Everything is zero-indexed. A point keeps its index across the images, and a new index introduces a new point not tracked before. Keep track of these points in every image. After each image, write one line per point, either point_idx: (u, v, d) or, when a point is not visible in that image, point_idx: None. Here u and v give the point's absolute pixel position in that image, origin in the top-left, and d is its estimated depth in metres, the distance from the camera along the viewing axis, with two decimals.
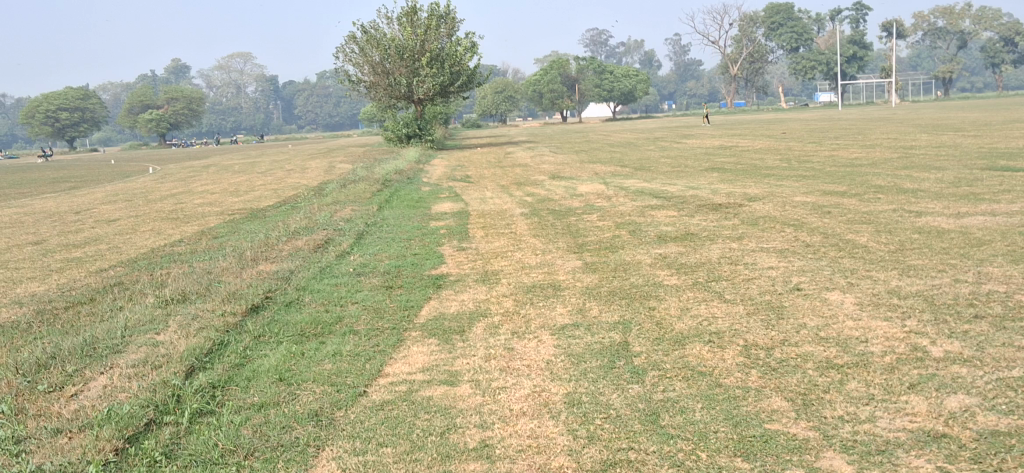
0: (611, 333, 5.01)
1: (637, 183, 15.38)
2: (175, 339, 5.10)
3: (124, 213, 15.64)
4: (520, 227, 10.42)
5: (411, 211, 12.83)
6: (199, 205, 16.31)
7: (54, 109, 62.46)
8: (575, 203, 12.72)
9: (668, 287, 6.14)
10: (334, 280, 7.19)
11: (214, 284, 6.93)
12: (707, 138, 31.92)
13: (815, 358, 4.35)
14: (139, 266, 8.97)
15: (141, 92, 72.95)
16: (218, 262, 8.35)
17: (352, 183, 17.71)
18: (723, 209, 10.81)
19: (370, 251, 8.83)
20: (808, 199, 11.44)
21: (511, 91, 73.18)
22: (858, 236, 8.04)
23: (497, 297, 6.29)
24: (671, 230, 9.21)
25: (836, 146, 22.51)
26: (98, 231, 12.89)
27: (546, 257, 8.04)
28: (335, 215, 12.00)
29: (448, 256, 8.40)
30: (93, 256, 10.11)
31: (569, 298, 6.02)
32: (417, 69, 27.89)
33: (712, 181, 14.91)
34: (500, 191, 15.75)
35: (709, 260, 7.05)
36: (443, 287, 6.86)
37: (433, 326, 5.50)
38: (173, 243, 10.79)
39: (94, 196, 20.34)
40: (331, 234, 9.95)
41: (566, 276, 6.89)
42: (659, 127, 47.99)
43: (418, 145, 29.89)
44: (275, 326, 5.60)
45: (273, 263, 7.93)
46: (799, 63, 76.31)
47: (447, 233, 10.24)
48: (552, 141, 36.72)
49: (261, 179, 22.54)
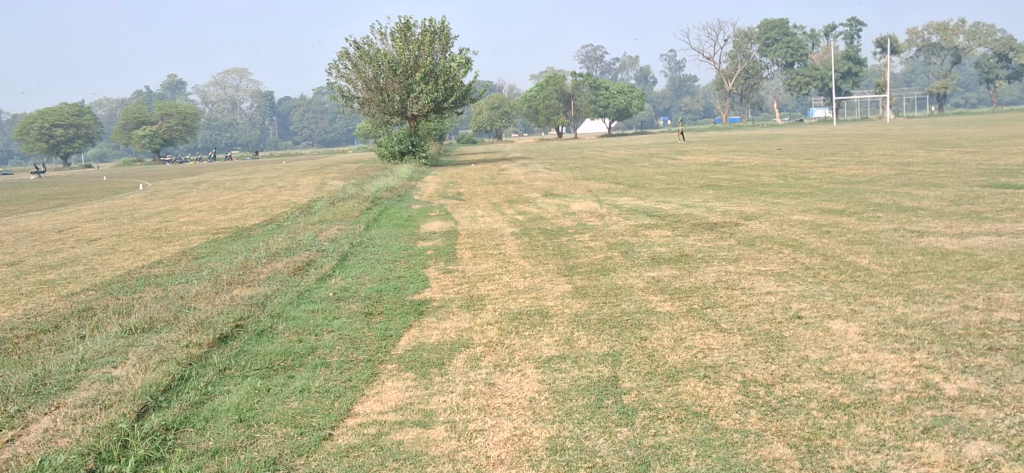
0: (599, 367, 4.67)
1: (632, 201, 15.10)
2: (132, 374, 4.76)
3: (107, 232, 15.30)
4: (510, 248, 10.10)
5: (399, 230, 12.50)
6: (185, 224, 15.98)
7: (48, 126, 62.21)
8: (568, 222, 12.41)
9: (661, 314, 5.80)
10: (311, 306, 6.85)
11: (184, 311, 6.59)
12: (702, 154, 31.67)
13: (820, 396, 4.02)
14: (113, 289, 8.63)
15: (136, 108, 72.59)
16: (192, 286, 8.01)
17: (341, 201, 17.39)
18: (719, 228, 10.51)
19: (352, 274, 8.50)
20: (807, 217, 11.15)
21: (506, 106, 73.02)
22: (859, 257, 7.74)
23: (481, 325, 5.96)
24: (665, 250, 8.90)
25: (833, 162, 22.28)
26: (77, 251, 12.55)
27: (534, 280, 7.71)
28: (320, 235, 11.67)
29: (432, 279, 8.07)
30: (68, 278, 9.78)
31: (556, 327, 5.68)
32: (410, 85, 27.63)
33: (708, 199, 14.61)
34: (491, 209, 15.44)
35: (705, 283, 6.72)
36: (425, 313, 6.53)
37: (410, 358, 5.16)
38: (152, 264, 10.45)
39: (80, 214, 19.99)
40: (314, 255, 9.62)
41: (554, 302, 6.56)
42: (655, 143, 47.78)
43: (412, 161, 29.58)
44: (243, 358, 5.26)
45: (249, 288, 7.60)
46: (795, 78, 76.27)
47: (434, 253, 9.92)
48: (546, 158, 36.50)
49: (251, 197, 22.20)
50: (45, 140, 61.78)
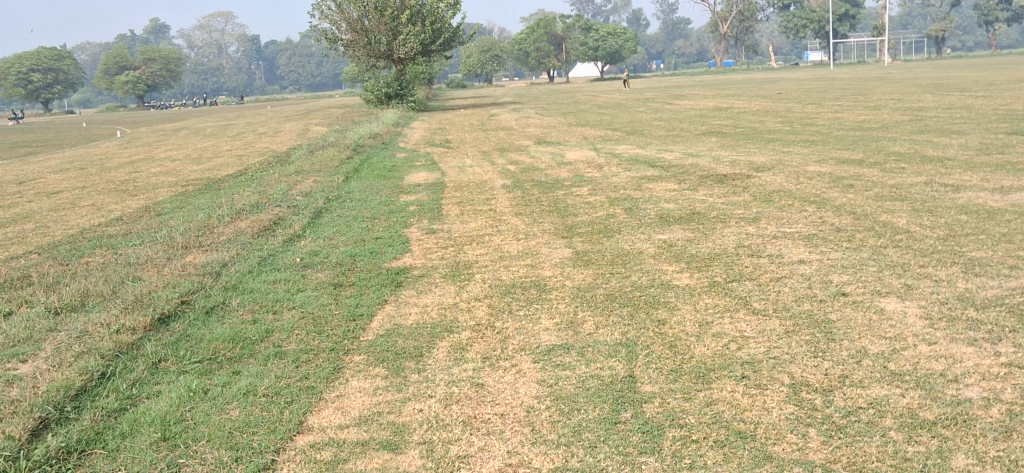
0: (610, 362, 3.82)
1: (631, 150, 14.17)
2: (40, 372, 3.89)
3: (71, 184, 14.29)
4: (501, 203, 9.20)
5: (381, 183, 11.57)
6: (154, 174, 14.99)
7: (26, 71, 60.49)
8: (563, 174, 11.51)
9: (678, 289, 4.94)
10: (274, 276, 5.98)
11: (124, 284, 5.68)
12: (698, 99, 30.65)
13: (893, 408, 3.17)
14: (58, 252, 7.71)
15: (117, 53, 70.76)
16: (144, 250, 7.11)
17: (322, 149, 16.38)
18: (729, 181, 9.67)
19: (325, 235, 7.58)
20: (824, 169, 10.27)
21: (497, 50, 71.60)
22: (894, 216, 6.87)
23: (467, 302, 5.09)
24: (674, 208, 8.02)
25: (838, 107, 21.33)
26: (32, 206, 11.58)
27: (528, 243, 6.84)
28: (295, 187, 10.75)
29: (415, 241, 7.20)
30: (13, 238, 8.84)
31: (557, 306, 4.82)
32: (398, 27, 26.49)
33: (712, 147, 13.75)
34: (481, 159, 14.48)
35: (726, 250, 5.85)
36: (403, 285, 5.65)
37: (383, 347, 4.28)
38: (108, 221, 9.53)
39: (48, 164, 18.97)
40: (285, 212, 8.69)
41: (552, 272, 5.70)
42: (647, 87, 46.65)
43: (400, 107, 28.49)
44: (183, 346, 4.38)
45: (207, 253, 6.70)
46: (790, 22, 75.06)
47: (417, 209, 9.02)
48: (537, 102, 35.47)
49: (229, 145, 21.19)
50: (24, 86, 60.08)
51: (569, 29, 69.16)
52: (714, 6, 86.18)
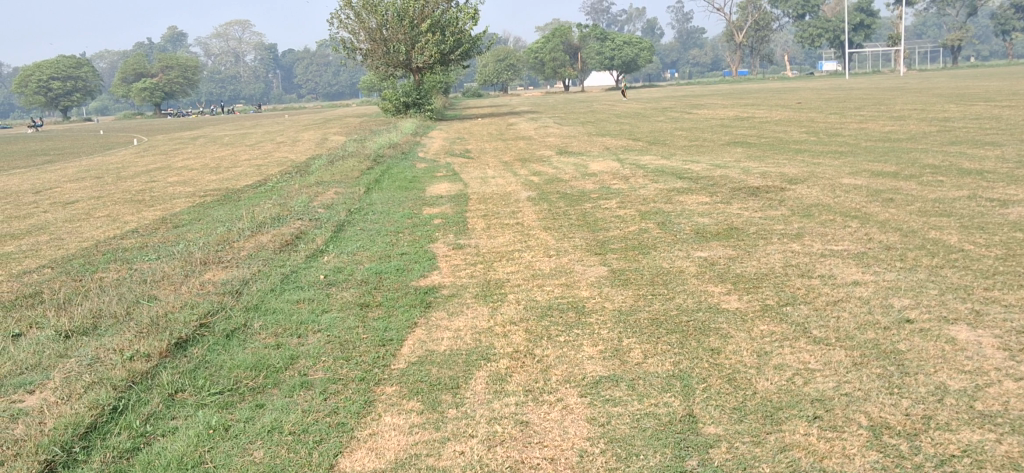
0: (667, 399, 3.51)
1: (656, 160, 13.87)
2: (48, 406, 3.62)
3: (87, 194, 14.09)
4: (527, 216, 8.91)
5: (402, 194, 11.30)
6: (171, 184, 14.78)
7: (46, 79, 60.77)
8: (589, 185, 11.21)
9: (729, 313, 4.63)
10: (296, 295, 5.70)
11: (140, 304, 5.42)
12: (718, 108, 30.31)
13: (990, 457, 2.85)
14: (71, 267, 7.47)
15: (135, 61, 70.97)
16: (161, 266, 6.85)
17: (341, 159, 16.15)
18: (763, 194, 9.36)
19: (347, 251, 7.31)
20: (860, 181, 9.94)
21: (513, 59, 71.42)
22: (944, 233, 6.54)
23: (503, 326, 4.79)
24: (709, 222, 7.71)
25: (863, 117, 20.96)
26: (47, 217, 11.37)
27: (561, 260, 6.54)
28: (315, 199, 10.50)
29: (442, 258, 6.91)
30: (26, 252, 8.61)
31: (600, 331, 4.51)
32: (416, 36, 26.30)
33: (739, 158, 13.44)
34: (502, 169, 14.21)
35: (772, 270, 5.54)
36: (433, 306, 5.36)
37: (416, 377, 4.00)
38: (124, 234, 9.29)
39: (65, 172, 18.83)
40: (306, 226, 8.43)
41: (590, 292, 5.39)
42: (665, 96, 46.35)
43: (417, 116, 28.29)
44: (202, 375, 4.11)
45: (227, 269, 6.44)
46: (806, 30, 74.63)
47: (442, 223, 8.74)
48: (554, 112, 35.20)
49: (247, 154, 21.01)
50: (43, 94, 60.36)
51: (584, 38, 68.96)
52: (730, 15, 85.83)
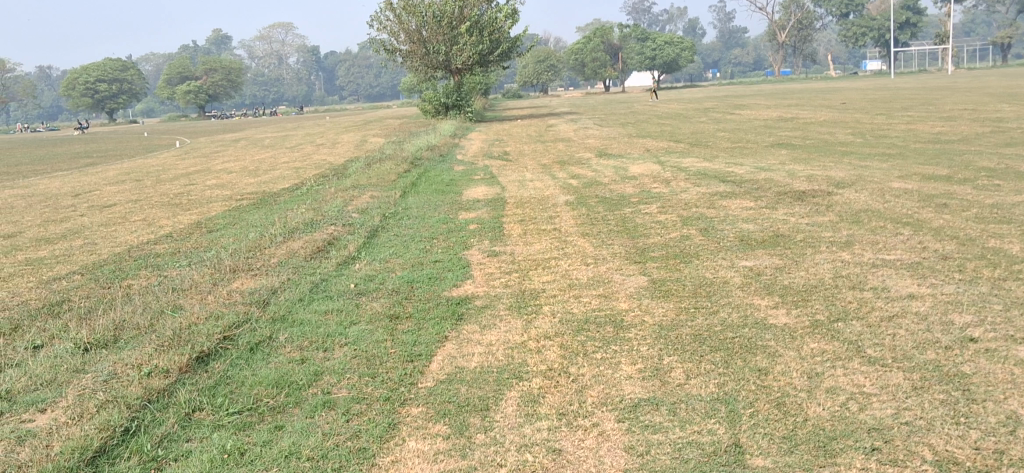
0: (712, 426, 3.27)
1: (697, 163, 13.56)
2: (59, 429, 3.47)
3: (125, 197, 14.11)
4: (565, 222, 8.68)
5: (438, 198, 11.13)
6: (209, 187, 14.76)
7: (93, 81, 61.70)
8: (629, 189, 10.95)
9: (777, 330, 4.36)
10: (324, 306, 5.52)
11: (165, 315, 5.28)
12: (761, 109, 29.81)
13: None
14: (101, 273, 7.38)
15: (179, 64, 71.77)
16: (191, 273, 6.73)
17: (378, 162, 16.03)
18: (810, 198, 9.04)
19: (379, 258, 7.13)
20: (911, 185, 9.58)
21: (553, 59, 71.14)
22: (1004, 242, 6.19)
23: (537, 341, 4.56)
24: (754, 229, 7.42)
25: (911, 118, 20.41)
26: (84, 221, 11.36)
27: (598, 269, 6.30)
28: (350, 203, 10.37)
29: (476, 265, 6.71)
30: (59, 256, 8.56)
31: (639, 348, 4.27)
32: (455, 37, 26.15)
33: (784, 160, 13.09)
34: (541, 172, 13.98)
35: (822, 282, 5.26)
36: (465, 318, 5.15)
37: (444, 397, 3.79)
38: (157, 239, 9.22)
39: (106, 175, 18.95)
40: (339, 231, 8.27)
41: (628, 305, 5.15)
42: (707, 97, 45.76)
43: (456, 117, 28.16)
44: (221, 392, 3.94)
45: (255, 278, 6.29)
46: (851, 29, 73.47)
47: (477, 228, 8.54)
48: (595, 113, 34.86)
49: (286, 156, 21.00)
50: (90, 96, 61.30)
51: (625, 39, 68.49)
52: (773, 14, 84.80)
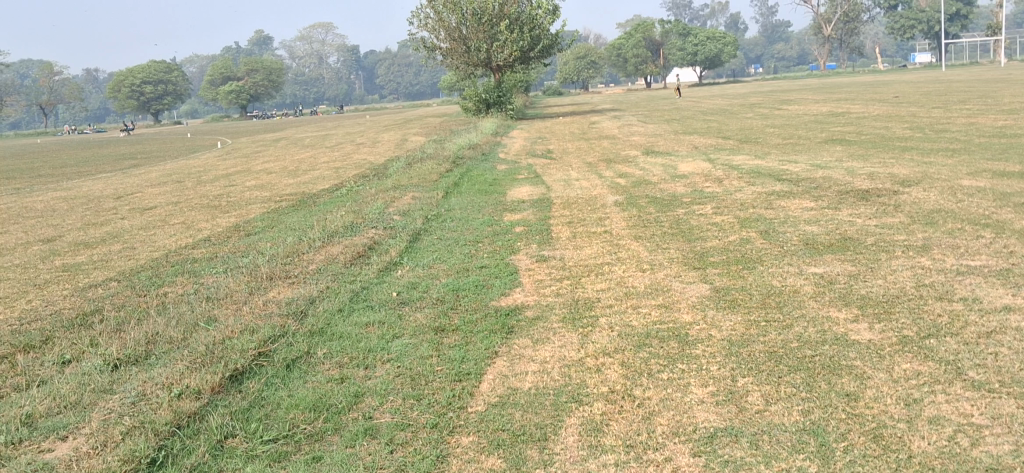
0: (804, 465, 2.88)
1: (749, 160, 13.09)
2: (79, 460, 3.17)
3: (166, 199, 13.96)
4: (616, 224, 8.29)
5: (483, 199, 10.79)
6: (249, 189, 14.58)
7: (138, 83, 62.44)
8: (680, 189, 10.53)
9: (862, 347, 3.96)
10: (366, 317, 5.20)
11: (198, 327, 4.99)
12: (810, 103, 29.11)
13: None
14: (137, 280, 7.13)
15: (222, 65, 72.31)
16: (228, 281, 6.45)
17: (420, 161, 15.75)
18: (874, 197, 8.57)
19: (423, 264, 6.80)
20: (981, 183, 9.06)
21: (594, 56, 70.59)
22: None
23: (595, 358, 4.20)
24: (819, 232, 6.98)
25: (969, 111, 19.70)
26: (124, 224, 11.20)
27: (656, 276, 5.92)
28: (392, 205, 10.08)
29: (525, 272, 6.35)
30: (96, 262, 8.35)
31: (710, 367, 3.89)
32: (496, 34, 25.74)
33: (841, 157, 12.59)
34: (587, 171, 13.59)
35: (904, 292, 4.84)
36: (516, 331, 4.80)
37: (497, 424, 3.44)
38: (196, 242, 8.99)
39: (149, 177, 18.89)
40: (380, 235, 7.97)
41: (692, 317, 4.76)
42: (753, 92, 44.97)
43: (497, 115, 27.85)
44: (255, 415, 3.62)
45: (294, 286, 5.99)
46: (897, 21, 72.00)
47: (524, 231, 8.19)
48: (638, 109, 34.34)
49: (327, 156, 20.82)
50: (135, 98, 62.05)
51: (666, 34, 67.75)
52: (818, 7, 83.44)
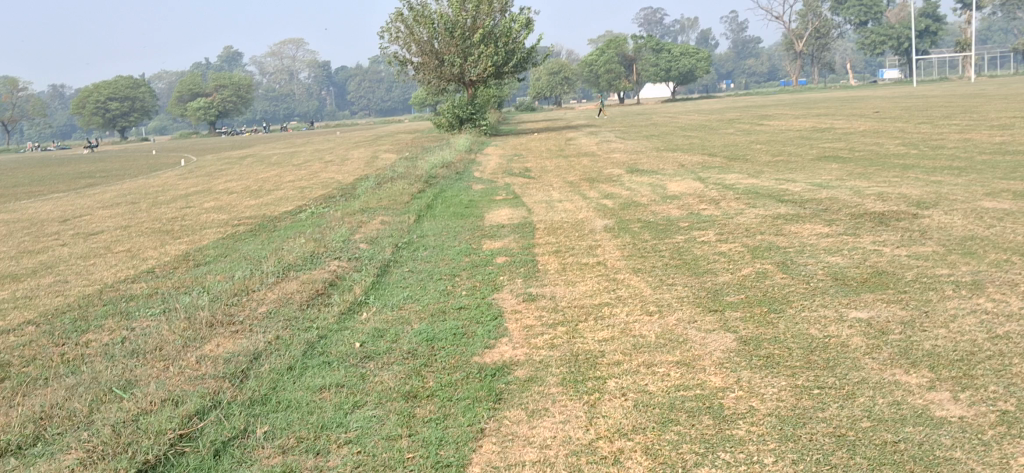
0: None
1: (742, 180, 12.27)
2: None
3: (115, 223, 12.90)
4: (610, 253, 7.41)
5: (458, 224, 9.86)
6: (207, 211, 13.58)
7: (104, 99, 60.82)
8: (674, 211, 9.68)
9: (958, 432, 3.06)
10: (320, 381, 4.24)
11: (112, 395, 4.03)
12: (791, 119, 28.46)
13: None
14: (58, 324, 6.15)
15: (190, 81, 70.80)
16: (159, 328, 5.48)
17: (390, 181, 14.81)
18: (892, 222, 7.77)
19: (392, 305, 5.87)
20: (1007, 204, 8.27)
21: (567, 72, 70.03)
22: None
23: (613, 441, 3.29)
24: (845, 264, 6.12)
25: (958, 126, 19.11)
26: (62, 252, 10.16)
27: (669, 321, 5.02)
28: (359, 231, 9.16)
29: (511, 315, 5.43)
30: (18, 299, 7.33)
31: (763, 460, 3.00)
32: (469, 49, 24.91)
33: (839, 176, 11.82)
34: (569, 191, 12.75)
35: (980, 347, 3.96)
36: (506, 399, 3.88)
37: None
38: (136, 275, 8.00)
39: (102, 197, 17.76)
40: (343, 269, 7.01)
41: (722, 381, 3.86)
42: (728, 107, 44.38)
43: (471, 132, 27.00)
44: None
45: (237, 337, 5.03)
46: (867, 38, 72.16)
47: (507, 262, 7.28)
48: (614, 126, 33.60)
49: (293, 175, 19.80)
50: (101, 114, 60.39)
51: (639, 50, 67.35)
52: (789, 23, 83.50)
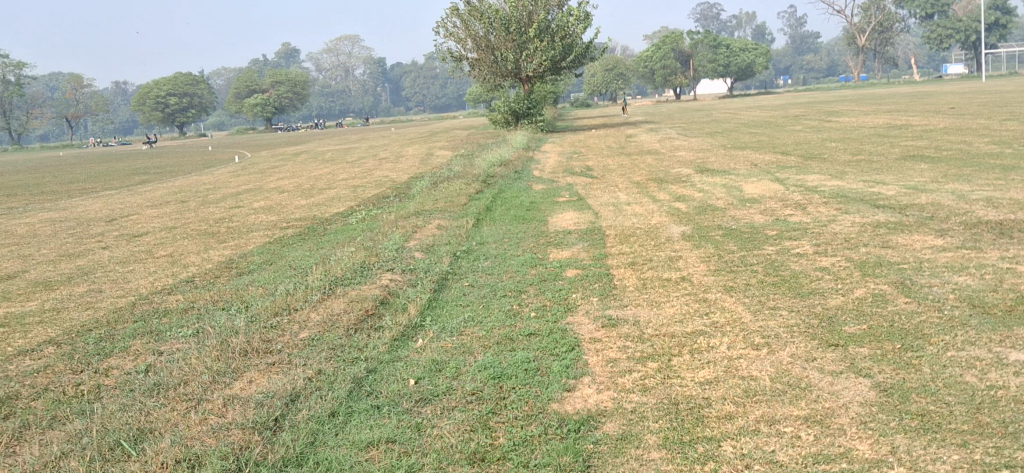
0: None
1: (826, 181, 11.35)
2: None
3: (162, 223, 12.38)
4: (694, 267, 6.60)
5: (520, 229, 9.12)
6: (256, 211, 13.02)
7: (162, 95, 61.15)
8: (757, 217, 8.82)
9: None
10: (366, 435, 3.49)
11: (116, 454, 3.33)
12: (862, 115, 27.16)
13: None
14: (82, 344, 5.51)
15: (247, 77, 71.07)
16: (187, 355, 4.79)
17: (446, 180, 14.13)
18: (1016, 233, 6.84)
19: (452, 328, 5.12)
20: None
21: (622, 67, 68.91)
22: None
23: None
24: (979, 287, 5.23)
25: None
26: (102, 256, 9.60)
27: (782, 359, 4.19)
28: (414, 237, 8.45)
29: (589, 346, 4.64)
30: (47, 312, 6.75)
31: None
32: (525, 43, 24.14)
33: (932, 177, 10.84)
34: (636, 192, 11.92)
35: None
36: (598, 466, 3.11)
37: None
38: (175, 285, 7.38)
39: (152, 195, 17.34)
40: (396, 283, 6.30)
41: (870, 451, 3.05)
42: (791, 103, 42.95)
43: (527, 128, 26.25)
44: None
45: (275, 371, 4.33)
46: (934, 32, 69.76)
47: (578, 277, 6.49)
48: (675, 122, 32.55)
49: (345, 173, 19.24)
50: (159, 110, 60.75)
51: (696, 45, 65.94)
52: (852, 17, 81.22)
